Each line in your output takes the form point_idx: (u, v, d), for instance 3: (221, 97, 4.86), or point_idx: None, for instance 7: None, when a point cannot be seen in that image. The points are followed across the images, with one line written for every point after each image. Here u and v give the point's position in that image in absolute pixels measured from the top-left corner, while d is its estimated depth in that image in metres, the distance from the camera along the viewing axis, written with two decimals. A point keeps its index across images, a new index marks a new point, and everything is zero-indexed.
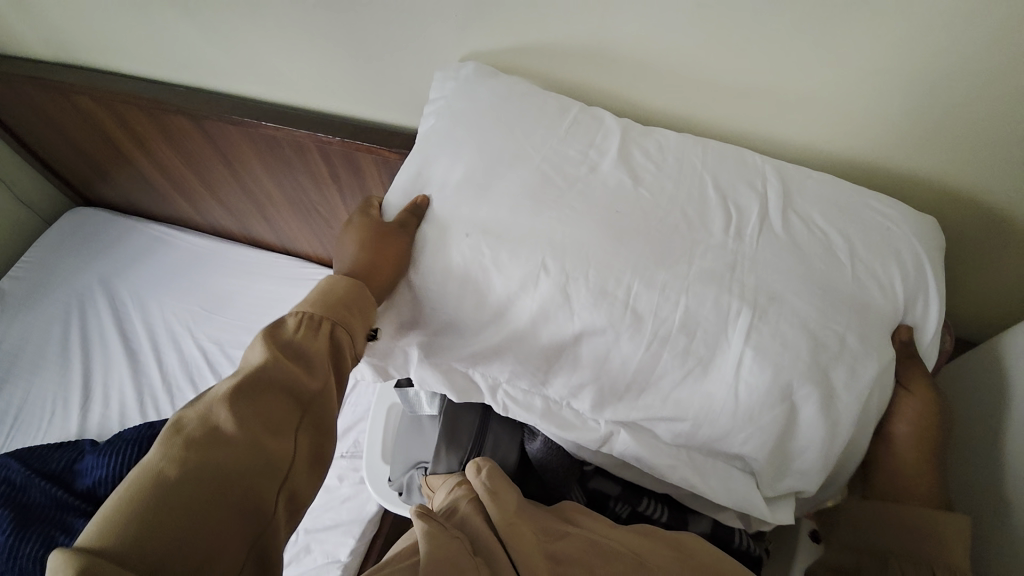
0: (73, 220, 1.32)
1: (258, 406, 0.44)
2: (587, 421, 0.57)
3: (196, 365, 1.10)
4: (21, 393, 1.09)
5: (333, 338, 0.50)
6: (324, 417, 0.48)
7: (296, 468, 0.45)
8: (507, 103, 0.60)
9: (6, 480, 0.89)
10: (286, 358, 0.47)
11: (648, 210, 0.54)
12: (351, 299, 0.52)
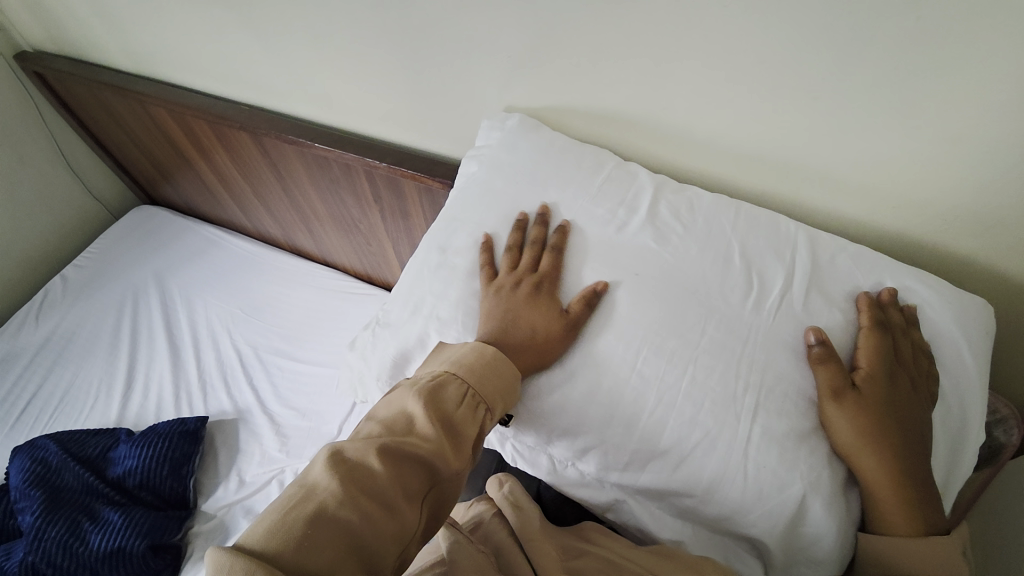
0: (137, 216, 1.42)
1: (403, 471, 0.42)
2: (590, 482, 0.56)
3: (230, 366, 1.14)
4: (70, 375, 1.16)
5: (481, 425, 0.47)
6: (449, 498, 0.46)
7: (417, 541, 0.43)
8: (553, 161, 0.61)
9: (43, 461, 0.94)
10: (440, 431, 0.44)
11: (682, 274, 0.53)
12: (506, 389, 0.49)
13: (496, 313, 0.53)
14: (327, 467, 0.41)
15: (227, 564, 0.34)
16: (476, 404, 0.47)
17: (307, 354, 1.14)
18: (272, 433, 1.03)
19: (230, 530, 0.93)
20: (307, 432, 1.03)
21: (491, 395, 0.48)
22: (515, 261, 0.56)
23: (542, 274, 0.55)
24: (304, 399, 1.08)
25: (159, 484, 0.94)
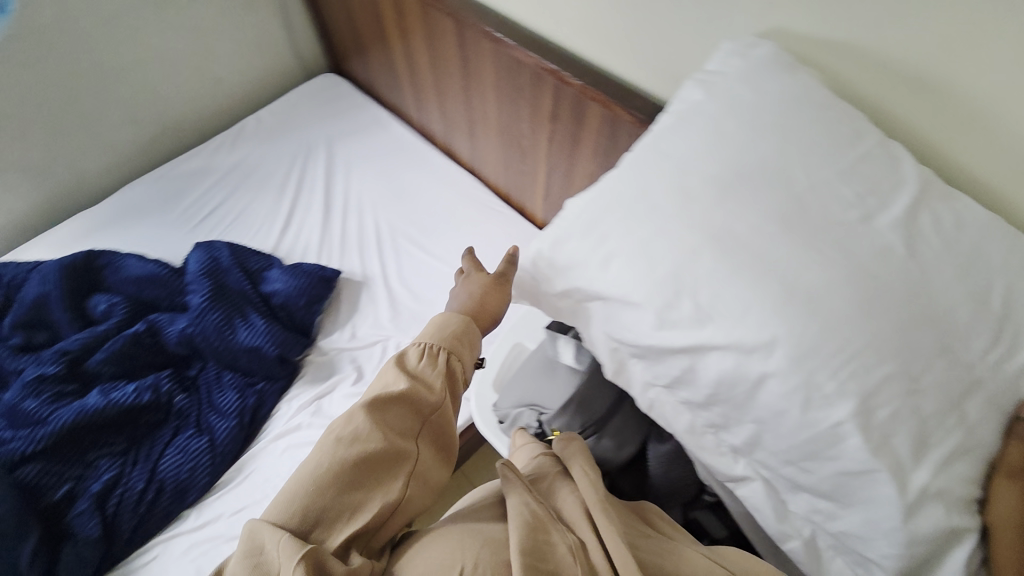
0: (323, 81, 1.54)
1: (389, 419, 0.55)
2: (728, 464, 0.46)
3: (368, 239, 1.25)
4: (245, 203, 1.34)
5: (444, 366, 0.59)
6: (442, 424, 0.58)
7: (418, 462, 0.55)
8: (803, 103, 0.46)
9: (216, 259, 1.12)
10: (410, 381, 0.57)
11: (921, 289, 0.41)
12: (453, 339, 0.61)
13: (686, 254, 0.43)
14: (321, 441, 0.53)
15: (265, 525, 0.48)
16: (439, 353, 0.60)
17: (435, 247, 1.21)
18: (387, 303, 1.15)
19: (334, 371, 1.08)
20: (419, 314, 1.13)
21: (454, 344, 0.61)
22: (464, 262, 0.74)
23: (474, 261, 0.73)
24: (426, 288, 1.16)
25: (295, 314, 1.09)
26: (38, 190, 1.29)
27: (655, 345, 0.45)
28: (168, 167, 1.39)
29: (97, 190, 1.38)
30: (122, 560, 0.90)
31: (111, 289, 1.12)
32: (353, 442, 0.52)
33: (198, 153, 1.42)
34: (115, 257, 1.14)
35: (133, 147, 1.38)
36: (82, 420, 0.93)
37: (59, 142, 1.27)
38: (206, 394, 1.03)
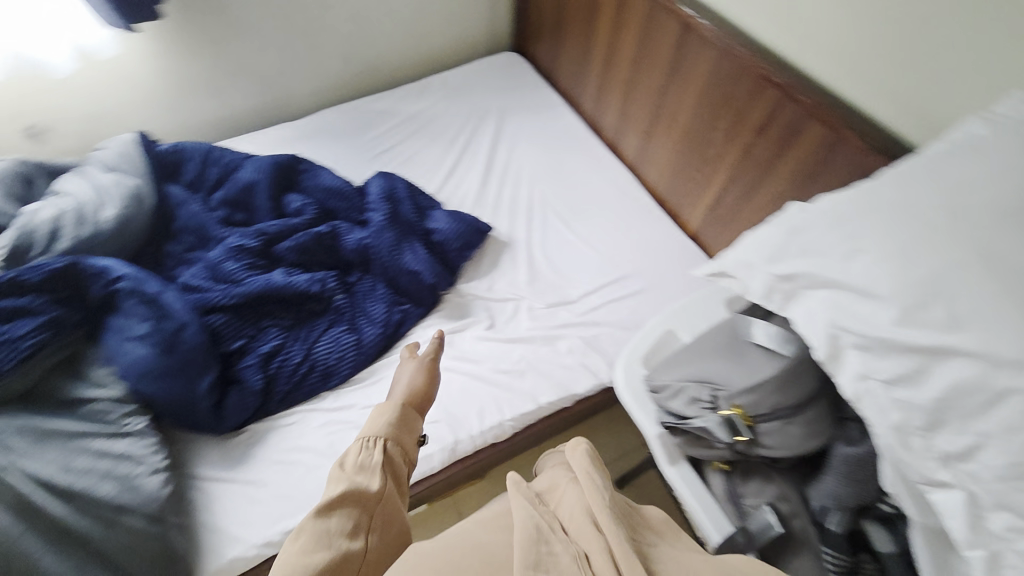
0: (505, 60, 1.66)
1: (341, 517, 0.61)
2: (922, 468, 0.48)
3: (520, 207, 1.35)
4: (416, 149, 1.47)
5: (386, 453, 0.69)
6: (391, 510, 0.65)
7: (371, 549, 0.61)
8: None
9: (394, 189, 1.26)
10: (356, 477, 0.65)
11: None
12: (391, 429, 0.72)
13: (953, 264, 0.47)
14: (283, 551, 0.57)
15: None
16: (379, 445, 0.70)
17: (582, 229, 1.27)
18: (526, 268, 1.23)
19: (468, 313, 1.17)
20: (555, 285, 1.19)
21: (394, 433, 0.72)
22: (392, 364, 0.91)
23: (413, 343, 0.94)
24: (567, 264, 1.22)
25: (449, 254, 1.20)
26: (256, 96, 1.47)
27: (891, 337, 0.49)
28: (360, 103, 1.56)
29: (296, 109, 1.56)
30: (270, 414, 1.02)
31: (302, 192, 1.28)
32: (304, 550, 0.57)
33: (385, 97, 1.57)
34: (313, 167, 1.31)
35: (335, 79, 1.55)
36: (267, 292, 1.08)
37: (285, 61, 1.45)
38: (360, 299, 1.16)
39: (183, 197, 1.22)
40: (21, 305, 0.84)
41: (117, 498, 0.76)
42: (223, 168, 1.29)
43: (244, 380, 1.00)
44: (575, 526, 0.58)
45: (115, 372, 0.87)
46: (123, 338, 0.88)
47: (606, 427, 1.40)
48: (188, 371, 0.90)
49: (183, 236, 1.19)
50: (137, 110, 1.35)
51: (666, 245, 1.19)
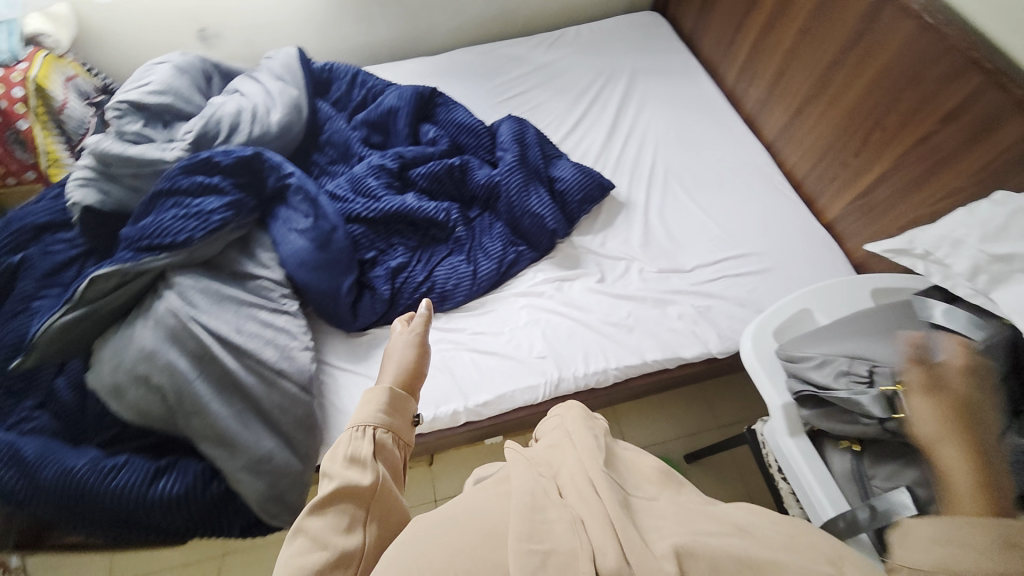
0: (644, 20, 1.61)
1: (337, 515, 0.51)
2: None
3: (642, 169, 1.33)
4: (544, 98, 1.47)
5: (378, 441, 0.58)
6: (390, 501, 0.54)
7: (373, 546, 0.51)
8: None
9: (525, 132, 1.29)
10: (348, 468, 0.54)
11: None
12: (383, 408, 0.60)
13: None
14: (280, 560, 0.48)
15: None
16: (370, 428, 0.58)
17: (705, 202, 1.25)
18: (641, 231, 1.23)
19: (579, 264, 1.20)
20: (671, 252, 1.19)
21: (387, 414, 0.61)
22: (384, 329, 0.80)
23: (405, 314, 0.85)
24: (685, 233, 1.21)
25: (571, 204, 1.22)
26: (400, 25, 1.51)
27: None
28: (494, 46, 1.57)
29: (432, 44, 1.59)
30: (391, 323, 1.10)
31: (437, 124, 1.33)
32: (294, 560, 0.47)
33: (519, 43, 1.57)
34: (448, 101, 1.35)
35: (475, 19, 1.56)
36: (400, 212, 1.15)
37: None
38: (479, 234, 1.21)
39: (331, 113, 1.30)
40: (209, 182, 0.92)
41: (278, 364, 0.86)
42: (367, 91, 1.36)
43: (375, 286, 1.08)
44: (573, 490, 0.50)
45: (279, 255, 0.96)
46: (288, 227, 0.97)
47: (683, 402, 1.41)
48: (337, 267, 0.99)
49: (328, 148, 1.28)
50: (294, 24, 1.43)
51: (791, 231, 1.17)
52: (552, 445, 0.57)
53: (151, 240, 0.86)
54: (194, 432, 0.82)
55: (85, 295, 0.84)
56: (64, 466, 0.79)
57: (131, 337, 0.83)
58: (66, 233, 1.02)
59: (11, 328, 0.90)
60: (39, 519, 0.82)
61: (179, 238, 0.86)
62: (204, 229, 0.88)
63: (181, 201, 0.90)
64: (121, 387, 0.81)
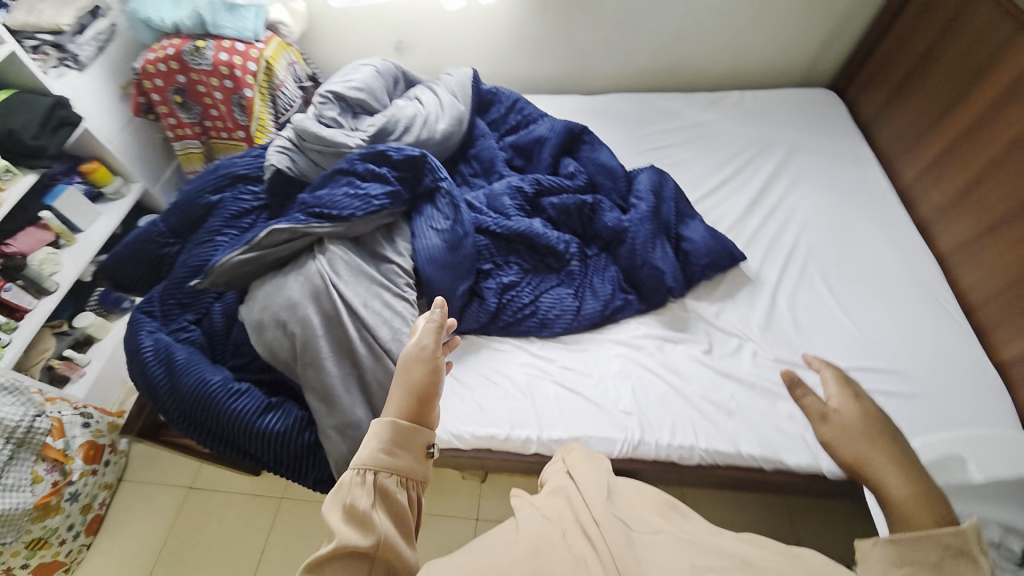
0: (816, 97, 1.53)
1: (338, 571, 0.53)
2: None
3: (780, 249, 1.25)
4: (688, 154, 1.45)
5: (380, 487, 0.61)
6: (394, 550, 0.57)
7: None
8: None
9: (665, 185, 1.28)
10: (349, 522, 0.57)
11: None
12: (383, 450, 0.63)
13: None
14: None
15: None
16: (372, 476, 0.61)
17: (848, 301, 1.14)
18: (764, 313, 1.15)
19: (687, 329, 1.15)
20: (791, 344, 1.10)
21: (390, 455, 0.63)
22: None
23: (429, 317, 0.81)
24: (815, 329, 1.11)
25: (694, 265, 1.18)
26: (565, 63, 1.60)
27: None
28: (650, 97, 1.60)
29: (591, 85, 1.66)
30: (488, 335, 1.15)
31: (577, 160, 1.37)
32: None
33: (676, 98, 1.58)
34: (595, 140, 1.38)
35: (638, 68, 1.60)
36: (525, 235, 1.20)
37: (605, 43, 1.54)
38: (592, 273, 1.22)
39: (485, 131, 1.41)
40: (378, 171, 1.04)
41: (389, 344, 0.94)
42: (522, 117, 1.45)
43: (485, 297, 1.13)
44: (573, 532, 0.56)
45: (414, 247, 1.05)
46: (429, 225, 1.07)
47: (761, 509, 1.27)
48: (459, 271, 1.05)
49: (474, 161, 1.38)
50: (474, 48, 1.59)
51: (945, 361, 1.02)
52: (553, 491, 0.65)
53: (322, 210, 1.00)
54: (306, 382, 0.92)
55: (259, 243, 0.98)
56: (201, 378, 0.92)
57: (284, 286, 0.97)
58: (254, 187, 1.22)
59: (197, 253, 1.09)
60: (166, 417, 0.95)
61: (344, 214, 0.99)
62: (365, 210, 1.00)
63: (353, 182, 1.03)
64: (264, 325, 0.94)
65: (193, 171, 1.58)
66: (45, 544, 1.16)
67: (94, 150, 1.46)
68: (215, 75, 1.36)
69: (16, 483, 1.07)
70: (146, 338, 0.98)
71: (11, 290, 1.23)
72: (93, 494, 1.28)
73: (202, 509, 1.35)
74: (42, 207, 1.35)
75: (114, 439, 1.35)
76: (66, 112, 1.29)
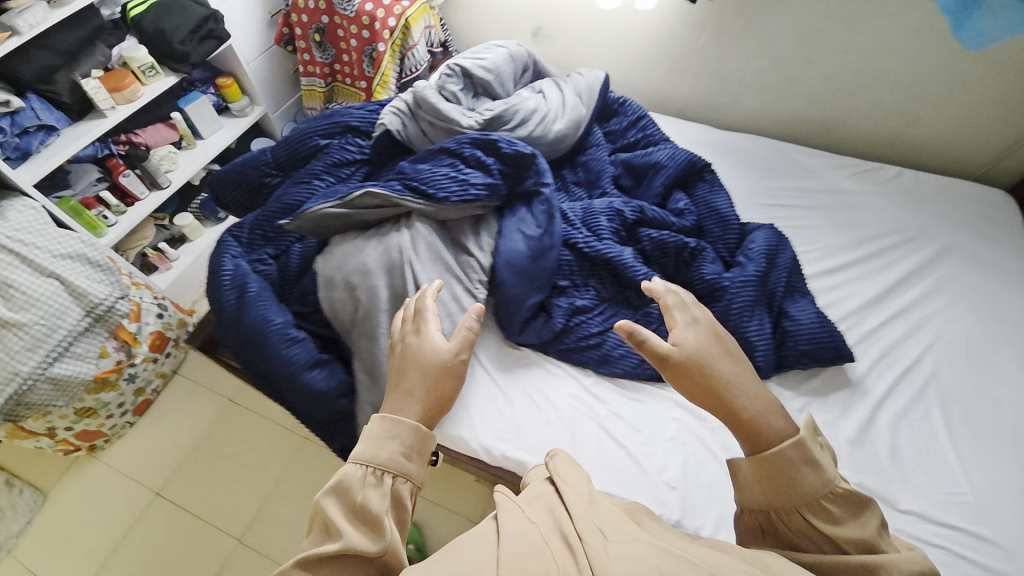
0: (994, 196, 1.30)
1: (337, 565, 0.58)
2: None
3: (894, 360, 1.08)
4: (815, 222, 1.30)
5: (389, 491, 0.64)
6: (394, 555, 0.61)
7: None
8: None
9: (783, 253, 1.13)
10: (355, 519, 0.62)
11: None
12: (402, 454, 0.67)
13: None
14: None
15: None
16: (382, 478, 0.65)
17: (966, 447, 0.98)
18: (854, 429, 1.01)
19: None
20: (879, 474, 0.96)
21: (406, 460, 0.67)
22: (416, 322, 0.80)
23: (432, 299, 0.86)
24: (913, 465, 0.97)
25: (789, 349, 1.05)
26: (705, 90, 1.48)
27: None
28: (788, 148, 1.44)
29: (726, 119, 1.52)
30: (544, 354, 1.09)
31: (690, 197, 1.25)
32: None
33: (820, 157, 1.41)
34: (716, 180, 1.26)
35: (785, 114, 1.44)
36: (613, 262, 1.12)
37: (760, 78, 1.40)
38: None
39: (600, 141, 1.33)
40: (484, 160, 0.99)
41: (446, 340, 0.91)
42: (644, 135, 1.35)
43: (552, 314, 1.06)
44: (552, 542, 0.54)
45: (498, 246, 1.01)
46: (518, 227, 1.01)
47: None
48: (533, 283, 1.00)
49: (581, 169, 1.32)
50: (618, 52, 1.50)
51: None
52: (536, 493, 0.63)
53: (419, 185, 0.96)
54: (359, 352, 0.91)
55: (353, 202, 0.97)
56: (264, 316, 0.93)
57: (363, 250, 0.95)
58: (361, 140, 1.22)
59: (293, 192, 1.10)
60: (224, 341, 0.97)
61: (440, 195, 0.95)
62: (460, 197, 0.96)
63: (457, 164, 0.99)
64: (333, 283, 0.94)
65: (312, 108, 1.63)
66: (92, 414, 1.26)
67: (231, 67, 1.54)
68: (357, 23, 1.37)
69: (83, 352, 1.15)
70: (228, 262, 1.01)
71: (129, 176, 1.33)
72: (148, 380, 1.37)
73: (235, 425, 1.42)
74: (175, 108, 1.45)
75: (179, 334, 1.46)
76: (216, 26, 1.35)
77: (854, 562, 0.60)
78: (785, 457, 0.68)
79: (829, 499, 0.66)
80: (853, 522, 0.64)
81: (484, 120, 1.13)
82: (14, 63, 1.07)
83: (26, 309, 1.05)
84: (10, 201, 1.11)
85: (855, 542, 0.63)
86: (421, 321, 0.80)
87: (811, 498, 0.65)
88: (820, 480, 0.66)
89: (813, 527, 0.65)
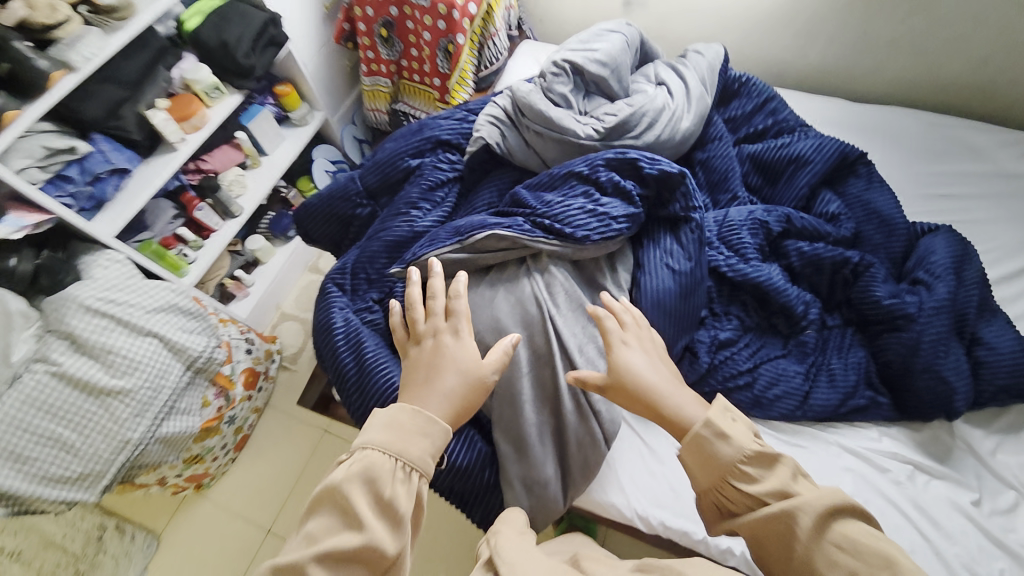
0: None
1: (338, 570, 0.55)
2: None
3: None
4: (990, 214, 1.09)
5: (415, 491, 0.59)
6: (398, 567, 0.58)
7: None
8: None
9: (971, 263, 0.95)
10: (378, 510, 0.58)
11: None
12: (434, 455, 0.61)
13: None
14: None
15: None
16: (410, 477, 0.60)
17: None
18: None
19: (949, 462, 0.90)
20: None
21: (434, 460, 0.62)
22: (452, 320, 0.70)
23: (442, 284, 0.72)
24: None
25: (986, 384, 0.89)
26: (839, 55, 1.24)
27: None
28: (945, 121, 1.21)
29: (860, 88, 1.29)
30: None
31: (839, 196, 1.07)
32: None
33: (988, 130, 1.18)
34: (873, 175, 1.07)
35: (941, 79, 1.20)
36: (761, 287, 0.96)
37: (918, 40, 1.15)
38: (829, 350, 0.97)
39: (723, 132, 1.13)
40: (623, 185, 0.85)
41: (599, 405, 0.79)
42: (774, 122, 1.15)
43: (695, 353, 0.94)
44: None
45: (639, 283, 0.86)
46: (662, 261, 0.86)
47: None
48: (681, 323, 0.86)
49: (700, 169, 1.13)
50: (734, 18, 1.27)
51: None
52: None
53: (552, 222, 0.83)
54: (499, 420, 0.80)
55: (477, 243, 0.85)
56: (389, 379, 0.86)
57: (493, 302, 0.84)
58: (453, 155, 1.08)
59: (392, 227, 0.99)
60: (346, 406, 0.92)
61: (578, 234, 0.82)
62: (600, 234, 0.82)
63: (590, 193, 0.85)
64: None
65: (376, 109, 1.47)
66: (199, 460, 1.23)
67: (289, 72, 1.39)
68: (431, 13, 1.19)
69: (188, 407, 1.11)
70: (337, 316, 0.94)
71: (203, 209, 1.26)
72: (246, 418, 1.33)
73: (335, 457, 1.38)
74: (240, 126, 1.33)
75: (267, 365, 1.40)
76: (276, 30, 1.21)
77: (776, 514, 0.57)
78: (700, 435, 0.64)
79: (745, 462, 0.62)
80: (768, 477, 0.61)
81: (607, 127, 0.96)
82: (78, 102, 0.96)
83: (128, 373, 0.99)
84: (93, 255, 1.05)
85: (782, 495, 0.59)
86: (455, 321, 0.70)
87: (729, 467, 0.62)
88: (733, 447, 0.63)
89: (741, 493, 0.61)
